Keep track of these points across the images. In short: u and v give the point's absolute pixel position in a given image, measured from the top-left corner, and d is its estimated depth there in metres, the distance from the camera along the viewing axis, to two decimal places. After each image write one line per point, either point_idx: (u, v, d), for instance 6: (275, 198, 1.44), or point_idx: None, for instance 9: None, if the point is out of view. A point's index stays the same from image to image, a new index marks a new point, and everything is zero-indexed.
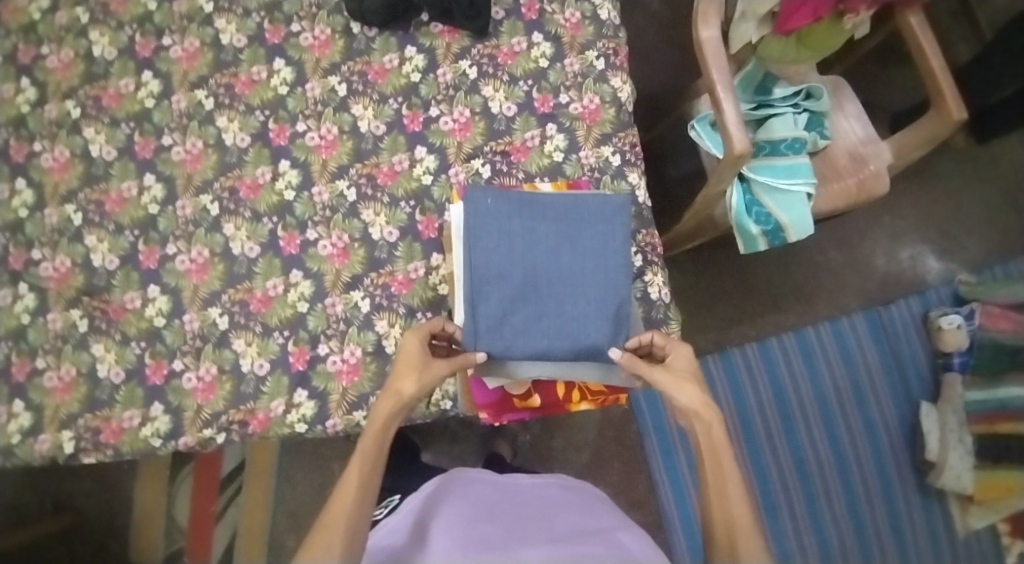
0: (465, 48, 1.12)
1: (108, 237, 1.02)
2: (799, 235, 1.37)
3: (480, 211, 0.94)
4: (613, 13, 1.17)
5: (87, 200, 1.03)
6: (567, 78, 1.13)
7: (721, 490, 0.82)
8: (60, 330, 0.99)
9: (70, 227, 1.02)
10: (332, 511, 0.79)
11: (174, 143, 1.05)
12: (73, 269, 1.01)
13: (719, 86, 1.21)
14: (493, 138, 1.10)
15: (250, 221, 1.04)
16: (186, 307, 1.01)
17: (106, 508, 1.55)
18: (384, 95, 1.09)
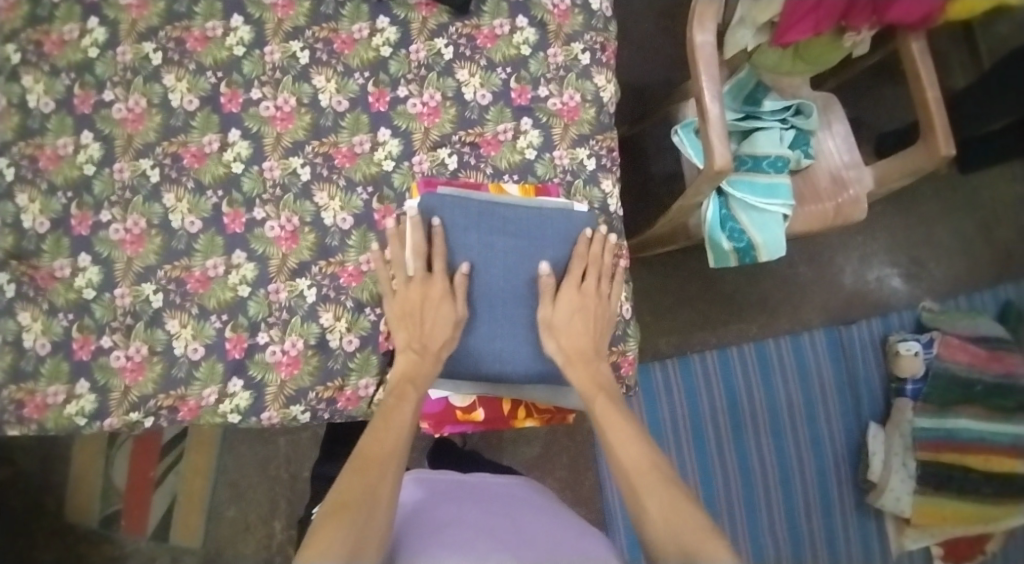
0: (443, 25, 1.06)
1: (41, 197, 0.96)
2: (771, 256, 1.35)
3: (440, 218, 0.96)
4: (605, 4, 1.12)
5: (22, 154, 0.96)
6: (548, 69, 1.08)
7: (623, 446, 0.93)
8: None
9: (0, 183, 0.96)
10: (371, 465, 0.87)
11: (116, 99, 0.98)
12: (2, 229, 0.95)
13: (704, 93, 1.18)
14: (464, 127, 1.05)
15: (193, 193, 0.98)
16: (118, 280, 0.95)
17: (42, 465, 1.50)
18: (349, 67, 1.03)
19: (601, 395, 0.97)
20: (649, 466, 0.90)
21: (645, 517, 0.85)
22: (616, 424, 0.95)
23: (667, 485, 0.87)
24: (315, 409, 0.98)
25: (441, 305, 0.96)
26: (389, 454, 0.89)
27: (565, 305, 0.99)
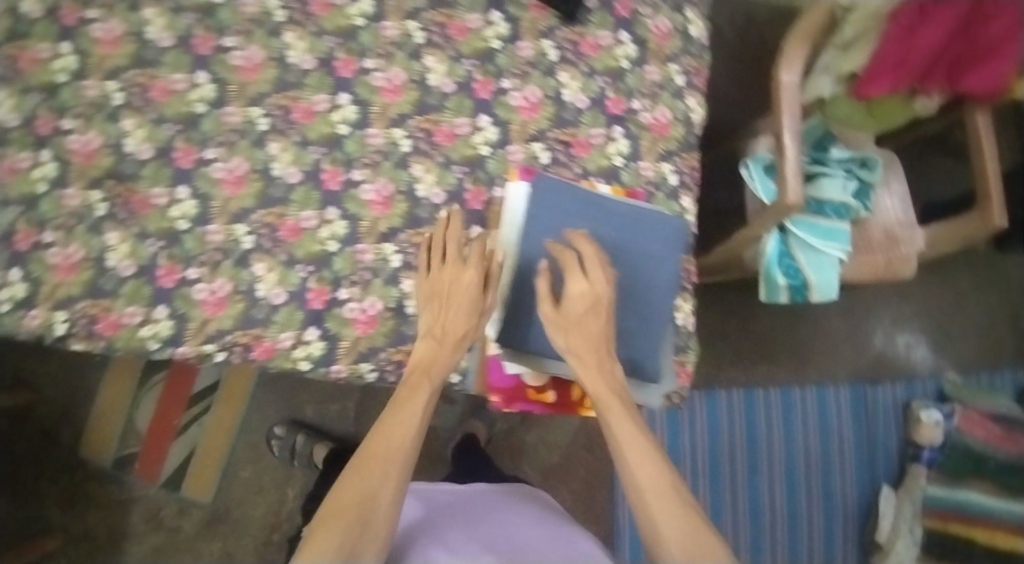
0: (551, 29, 1.10)
1: (148, 126, 0.97)
2: (822, 298, 1.38)
3: (545, 199, 1.00)
4: (702, 32, 1.18)
5: (134, 82, 0.97)
6: (645, 85, 1.13)
7: (630, 457, 0.84)
8: (77, 208, 0.95)
9: (109, 106, 0.96)
10: (373, 460, 0.82)
11: (235, 46, 1.00)
12: (103, 149, 0.96)
13: (786, 123, 1.22)
14: (559, 126, 1.09)
15: (298, 146, 1.01)
16: (213, 217, 0.98)
17: (66, 395, 1.49)
18: (459, 54, 1.07)
19: (603, 397, 0.89)
20: (664, 481, 0.82)
21: (649, 522, 0.80)
22: (623, 430, 0.86)
23: (662, 478, 0.82)
24: (381, 369, 1.03)
25: (468, 273, 0.94)
26: (393, 452, 0.84)
27: (572, 310, 0.92)
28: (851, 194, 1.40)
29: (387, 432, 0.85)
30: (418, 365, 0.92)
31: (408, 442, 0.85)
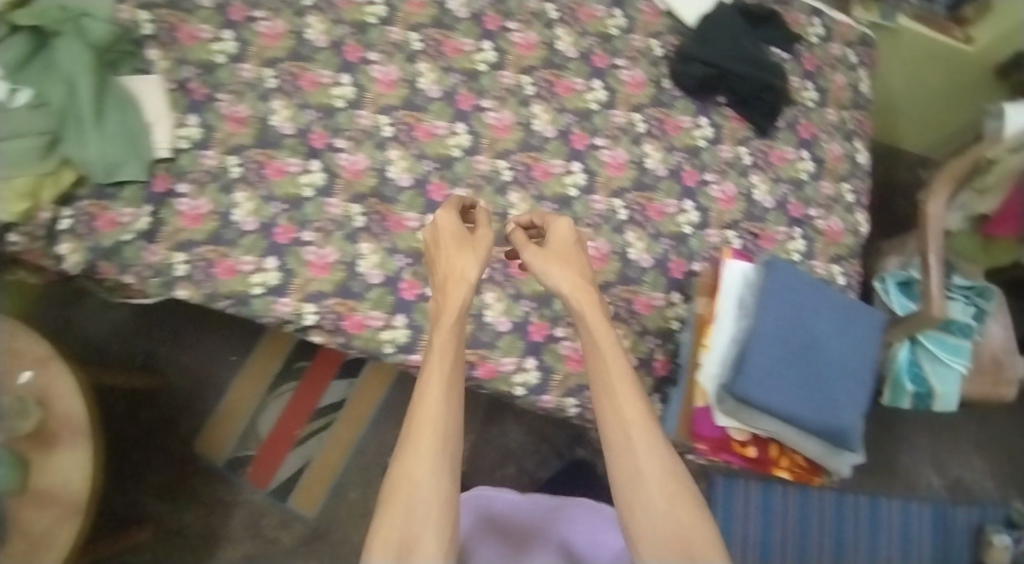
0: (623, 190, 1.18)
1: (257, 201, 1.09)
2: (944, 409, 1.38)
3: (779, 279, 1.01)
4: (767, 197, 1.24)
5: (252, 159, 1.11)
6: (707, 248, 1.18)
7: (627, 419, 0.84)
8: (156, 263, 1.06)
9: (224, 177, 1.10)
10: (395, 502, 0.77)
11: (344, 149, 1.13)
12: (210, 214, 1.08)
13: (934, 256, 1.24)
14: (623, 282, 1.12)
15: (386, 253, 1.11)
16: (289, 291, 1.06)
17: (192, 387, 1.62)
18: (541, 195, 1.16)
19: (610, 398, 0.87)
20: (667, 479, 0.80)
21: (630, 518, 0.80)
22: (623, 397, 0.85)
23: (674, 484, 0.81)
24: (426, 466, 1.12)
25: (458, 264, 0.94)
26: (429, 441, 0.81)
27: (554, 245, 0.97)
28: (970, 318, 1.38)
29: (420, 433, 0.81)
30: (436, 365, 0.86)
31: (441, 451, 0.81)
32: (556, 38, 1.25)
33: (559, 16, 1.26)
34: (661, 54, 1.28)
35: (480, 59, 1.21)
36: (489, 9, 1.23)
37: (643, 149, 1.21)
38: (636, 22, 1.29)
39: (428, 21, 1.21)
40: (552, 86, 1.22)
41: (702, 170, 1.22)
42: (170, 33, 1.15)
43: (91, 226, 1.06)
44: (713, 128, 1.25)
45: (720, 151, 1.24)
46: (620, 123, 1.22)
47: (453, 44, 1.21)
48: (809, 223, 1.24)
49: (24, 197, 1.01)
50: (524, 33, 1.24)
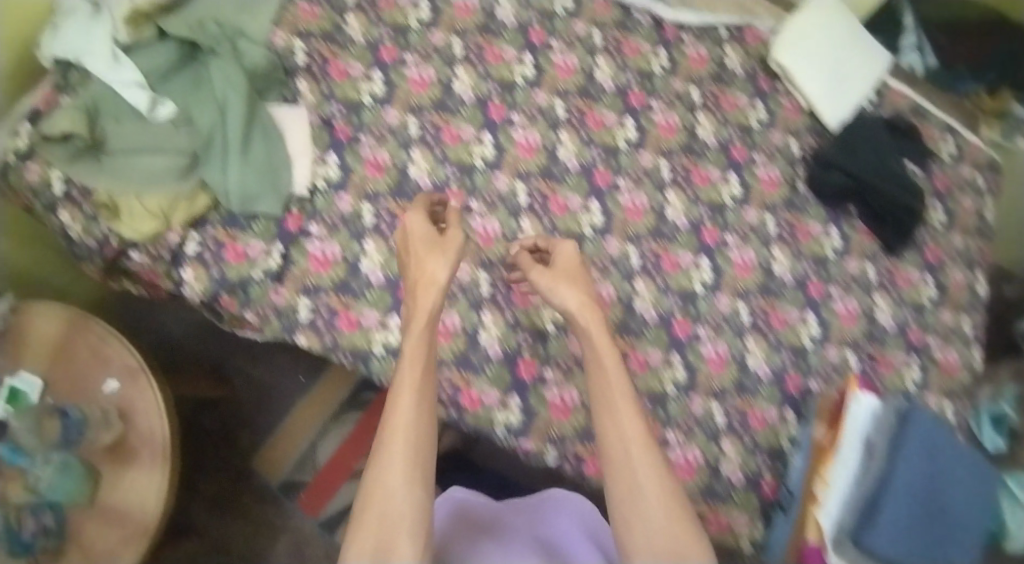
0: (748, 292, 1.16)
1: (387, 253, 1.07)
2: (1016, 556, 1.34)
3: (920, 429, 1.03)
4: (887, 316, 1.23)
5: (386, 209, 1.09)
6: (823, 366, 1.17)
7: (628, 435, 0.88)
8: (280, 304, 1.03)
9: (357, 224, 1.08)
10: (370, 513, 0.80)
11: (478, 211, 1.11)
12: (340, 262, 1.06)
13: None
14: (739, 393, 1.12)
15: (508, 326, 1.08)
16: None
17: (257, 399, 1.56)
18: (667, 288, 1.13)
19: (619, 433, 0.88)
20: (667, 493, 0.85)
21: (624, 519, 0.85)
22: (615, 427, 0.89)
23: (675, 505, 0.84)
24: None
25: (426, 267, 0.94)
26: (397, 464, 0.82)
27: (561, 266, 1.01)
28: None
29: (393, 440, 0.84)
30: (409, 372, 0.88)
31: (416, 460, 0.83)
32: (697, 124, 1.22)
33: (702, 101, 1.24)
34: (798, 155, 1.26)
35: (621, 136, 1.19)
36: (634, 85, 1.22)
37: (772, 252, 1.19)
38: (776, 117, 1.26)
39: (573, 89, 1.19)
40: (688, 173, 1.19)
41: (827, 282, 1.21)
42: (320, 66, 1.12)
43: (217, 255, 1.03)
44: (842, 239, 1.23)
45: (847, 265, 1.23)
46: (753, 222, 1.19)
47: (596, 117, 1.19)
48: (927, 351, 1.23)
49: (156, 217, 0.99)
50: (666, 114, 1.22)
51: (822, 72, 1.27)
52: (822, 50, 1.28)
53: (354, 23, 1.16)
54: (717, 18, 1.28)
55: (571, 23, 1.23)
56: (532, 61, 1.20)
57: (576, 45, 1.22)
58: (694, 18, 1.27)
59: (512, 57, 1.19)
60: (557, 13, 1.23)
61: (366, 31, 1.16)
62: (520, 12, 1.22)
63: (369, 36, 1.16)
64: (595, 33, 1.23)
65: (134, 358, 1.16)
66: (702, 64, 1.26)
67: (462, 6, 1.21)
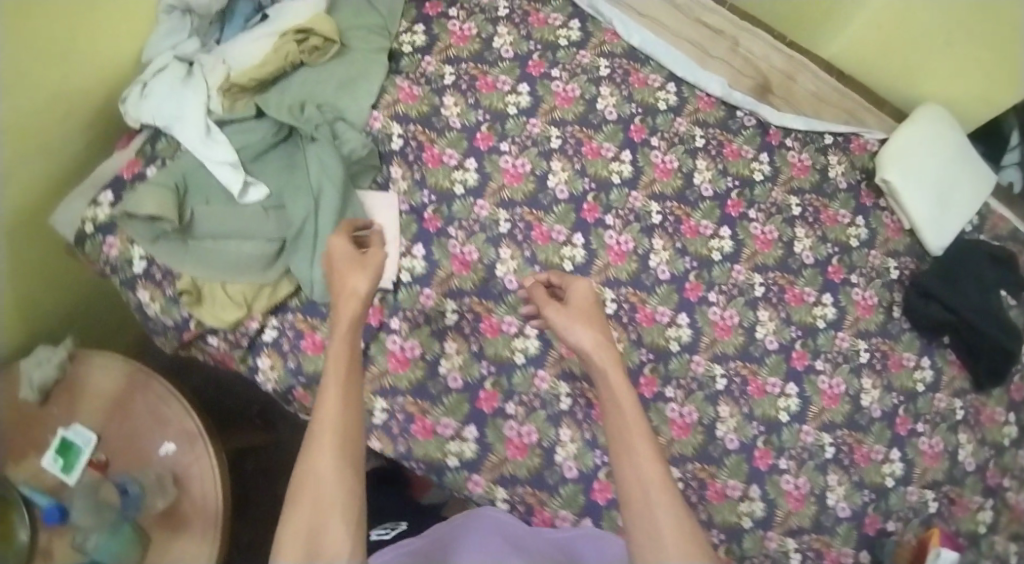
0: (833, 424, 1.11)
1: (467, 356, 1.04)
2: None
3: None
4: (971, 458, 1.16)
5: (469, 307, 1.05)
6: (904, 507, 1.11)
7: (639, 454, 0.76)
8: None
9: (439, 321, 1.05)
10: (291, 523, 0.73)
11: None
12: (418, 360, 1.03)
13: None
14: (817, 531, 1.07)
15: (584, 444, 1.02)
16: (482, 469, 1.00)
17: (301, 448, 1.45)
18: (752, 413, 1.08)
19: (628, 451, 0.77)
20: (677, 524, 0.72)
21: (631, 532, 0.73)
22: (623, 444, 0.77)
23: (680, 519, 0.72)
24: None
25: (348, 281, 0.89)
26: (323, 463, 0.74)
27: (575, 301, 0.94)
28: None
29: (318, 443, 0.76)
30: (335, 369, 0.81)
31: (343, 464, 0.75)
32: (795, 238, 1.17)
33: (801, 214, 1.18)
34: (896, 277, 1.19)
35: (715, 246, 1.14)
36: (733, 193, 1.16)
37: (862, 383, 1.13)
38: (877, 236, 1.20)
39: (670, 192, 1.15)
40: (782, 291, 1.14)
41: (916, 417, 1.15)
42: (415, 151, 1.09)
43: (295, 344, 1.00)
44: (935, 371, 1.17)
45: (936, 400, 1.16)
46: (845, 349, 1.14)
47: (691, 224, 1.14)
48: (1003, 494, 1.16)
49: (240, 305, 0.98)
50: (763, 225, 1.16)
51: (930, 192, 1.20)
52: (931, 168, 1.21)
53: (451, 106, 1.13)
54: (826, 125, 1.22)
55: (672, 119, 1.18)
56: (630, 158, 1.15)
57: (676, 144, 1.17)
58: (800, 122, 1.21)
59: (609, 153, 1.15)
60: (659, 107, 1.18)
61: (463, 115, 1.13)
62: (621, 105, 1.17)
63: (465, 119, 1.13)
64: (696, 132, 1.18)
65: (192, 421, 1.10)
66: (802, 172, 1.20)
67: (562, 94, 1.17)
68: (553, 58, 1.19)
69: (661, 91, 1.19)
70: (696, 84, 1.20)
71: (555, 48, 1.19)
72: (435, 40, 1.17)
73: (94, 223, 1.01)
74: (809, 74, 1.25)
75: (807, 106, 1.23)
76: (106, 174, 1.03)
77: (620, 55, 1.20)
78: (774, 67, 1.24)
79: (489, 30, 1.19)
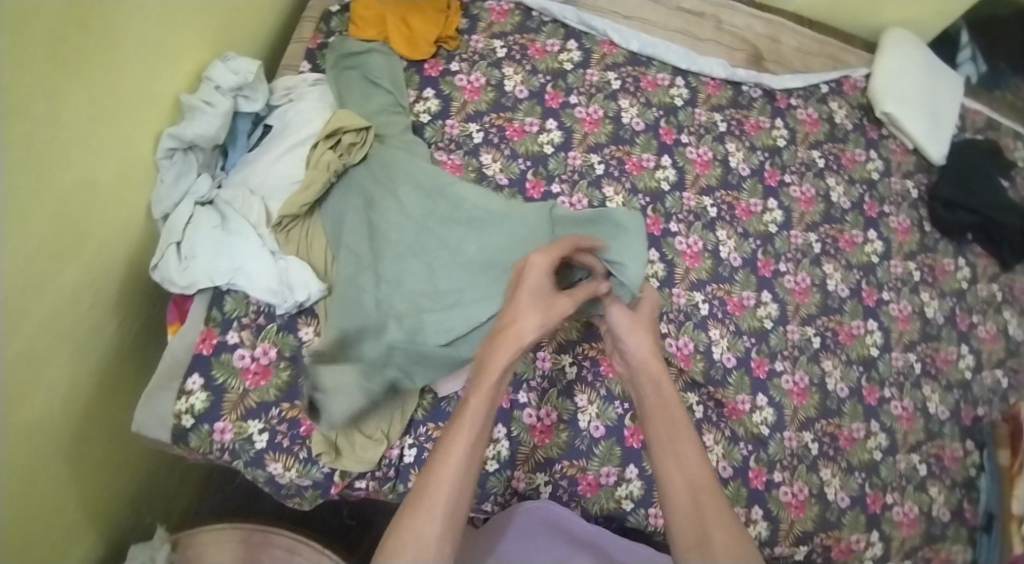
0: (914, 342, 1.21)
1: (599, 402, 1.04)
2: None
3: None
4: (1019, 330, 1.31)
5: (584, 355, 1.06)
6: (984, 392, 1.25)
7: (688, 465, 0.85)
8: (522, 488, 1.00)
9: (562, 378, 1.04)
10: (406, 538, 0.74)
11: (669, 333, 1.09)
12: (559, 423, 1.02)
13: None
14: (929, 439, 1.19)
15: (728, 440, 1.07)
16: (654, 500, 1.01)
17: None
18: (850, 358, 1.17)
19: (676, 452, 0.86)
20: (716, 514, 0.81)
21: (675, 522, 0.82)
22: (671, 448, 0.86)
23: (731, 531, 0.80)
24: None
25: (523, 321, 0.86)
26: (444, 478, 0.77)
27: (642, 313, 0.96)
28: None
29: (446, 459, 0.78)
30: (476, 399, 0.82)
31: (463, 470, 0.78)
32: (830, 188, 1.25)
33: (826, 164, 1.27)
34: (916, 195, 1.31)
35: (769, 220, 1.20)
36: (766, 165, 1.23)
37: (923, 298, 1.24)
38: (891, 163, 1.31)
39: (716, 183, 1.19)
40: (836, 241, 1.22)
41: (971, 313, 1.28)
42: None
43: None
44: (970, 267, 1.31)
45: (979, 290, 1.30)
46: (900, 274, 1.24)
47: (742, 206, 1.19)
48: None
49: (381, 438, 0.93)
50: (801, 186, 1.24)
51: (922, 114, 1.32)
52: (913, 93, 1.33)
53: (491, 163, 1.11)
54: (819, 76, 1.32)
55: (692, 112, 1.23)
56: (670, 161, 1.19)
57: (704, 135, 1.22)
58: (799, 81, 1.30)
59: (650, 162, 1.18)
60: (677, 104, 1.23)
61: (505, 169, 1.11)
62: (644, 113, 1.20)
63: (510, 173, 1.11)
64: (717, 117, 1.24)
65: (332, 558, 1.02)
66: (815, 126, 1.29)
67: (588, 118, 1.18)
68: (566, 84, 1.19)
69: (673, 89, 1.24)
70: (700, 72, 1.26)
71: (564, 74, 1.20)
72: (449, 101, 1.14)
73: (191, 414, 0.90)
74: (789, 32, 1.34)
75: (797, 64, 1.33)
76: (180, 356, 0.92)
77: (624, 63, 1.23)
78: (759, 35, 1.32)
79: (496, 74, 1.17)
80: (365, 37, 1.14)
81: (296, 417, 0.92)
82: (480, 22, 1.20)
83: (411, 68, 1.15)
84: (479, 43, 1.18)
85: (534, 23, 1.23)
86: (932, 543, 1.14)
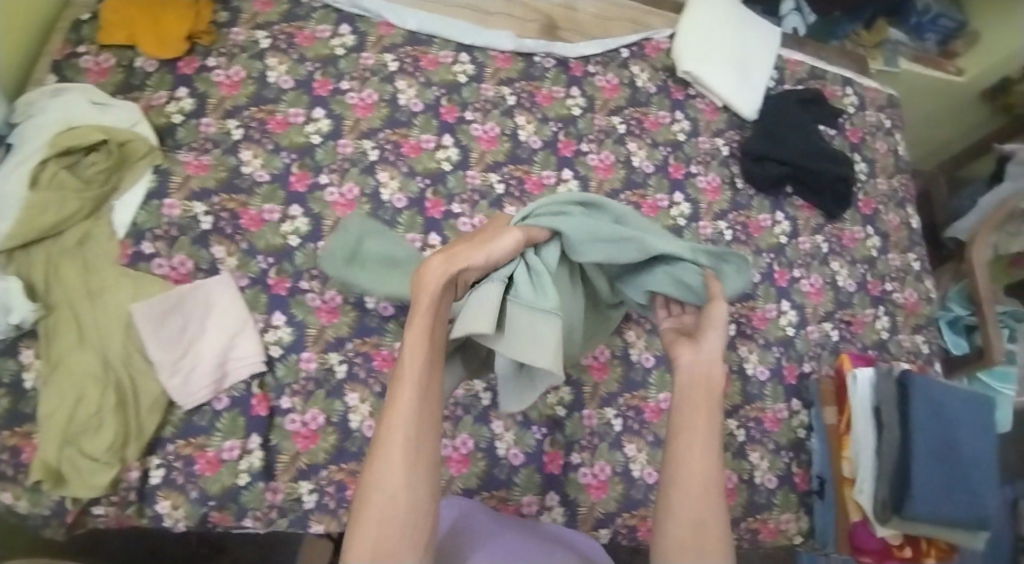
0: (726, 303, 1.18)
1: (372, 399, 0.99)
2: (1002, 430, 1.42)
3: (921, 399, 1.08)
4: (849, 281, 1.27)
5: (355, 351, 1.00)
6: (811, 347, 1.21)
7: (709, 454, 0.75)
8: (280, 501, 0.93)
9: (331, 379, 0.98)
10: (363, 523, 0.62)
11: None
12: (326, 426, 0.96)
13: (987, 304, 1.35)
14: (748, 402, 1.14)
15: (520, 426, 1.03)
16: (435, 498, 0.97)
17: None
18: (654, 327, 1.13)
19: (706, 451, 0.75)
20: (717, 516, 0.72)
21: (667, 521, 0.72)
22: (703, 437, 0.76)
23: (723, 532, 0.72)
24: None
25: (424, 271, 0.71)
26: (394, 459, 0.64)
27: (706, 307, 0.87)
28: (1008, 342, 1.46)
29: (392, 423, 0.65)
30: (415, 350, 0.68)
31: (418, 438, 0.65)
32: (630, 154, 1.21)
33: (627, 129, 1.23)
34: (728, 153, 1.28)
35: (563, 192, 1.15)
36: (560, 135, 1.19)
37: (735, 257, 1.21)
38: (698, 123, 1.28)
39: (503, 158, 1.14)
40: (638, 207, 1.18)
41: (791, 268, 1.24)
42: (232, 222, 1.01)
43: (189, 472, 0.91)
44: (789, 221, 1.27)
45: (800, 243, 1.26)
46: (709, 235, 1.21)
47: (534, 180, 1.14)
48: (889, 299, 1.29)
49: (110, 461, 0.86)
50: (599, 154, 1.19)
51: (726, 70, 1.28)
52: (716, 49, 1.29)
53: (251, 159, 1.05)
54: (616, 40, 1.28)
55: (477, 88, 1.18)
56: (452, 140, 1.13)
57: (491, 110, 1.17)
58: (595, 47, 1.25)
59: (430, 143, 1.12)
60: (461, 81, 1.17)
61: (267, 164, 1.05)
62: (423, 93, 1.15)
63: (272, 168, 1.05)
64: (505, 91, 1.19)
65: None
66: (615, 91, 1.25)
67: (361, 103, 1.12)
68: (337, 71, 1.13)
69: (456, 65, 1.18)
70: (486, 46, 1.21)
71: (335, 60, 1.14)
72: (205, 98, 1.07)
73: None
74: None
75: (595, 30, 1.30)
76: None
77: (402, 43, 1.17)
78: (552, 5, 1.29)
79: (258, 66, 1.11)
80: (115, 41, 1.08)
81: (18, 444, 0.87)
82: (243, 13, 1.14)
83: (163, 69, 1.09)
84: (240, 36, 1.12)
85: (304, 10, 1.16)
86: (757, 514, 1.10)
